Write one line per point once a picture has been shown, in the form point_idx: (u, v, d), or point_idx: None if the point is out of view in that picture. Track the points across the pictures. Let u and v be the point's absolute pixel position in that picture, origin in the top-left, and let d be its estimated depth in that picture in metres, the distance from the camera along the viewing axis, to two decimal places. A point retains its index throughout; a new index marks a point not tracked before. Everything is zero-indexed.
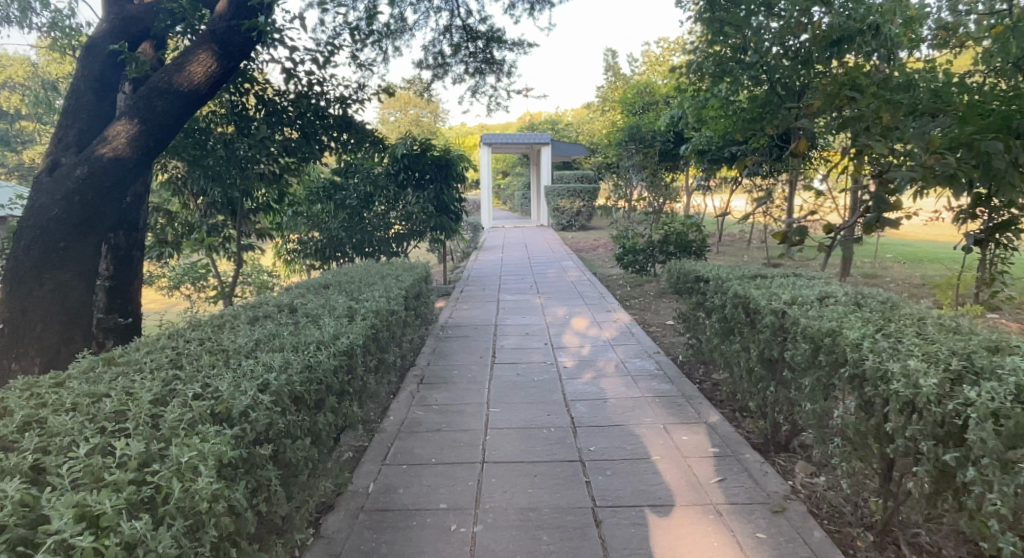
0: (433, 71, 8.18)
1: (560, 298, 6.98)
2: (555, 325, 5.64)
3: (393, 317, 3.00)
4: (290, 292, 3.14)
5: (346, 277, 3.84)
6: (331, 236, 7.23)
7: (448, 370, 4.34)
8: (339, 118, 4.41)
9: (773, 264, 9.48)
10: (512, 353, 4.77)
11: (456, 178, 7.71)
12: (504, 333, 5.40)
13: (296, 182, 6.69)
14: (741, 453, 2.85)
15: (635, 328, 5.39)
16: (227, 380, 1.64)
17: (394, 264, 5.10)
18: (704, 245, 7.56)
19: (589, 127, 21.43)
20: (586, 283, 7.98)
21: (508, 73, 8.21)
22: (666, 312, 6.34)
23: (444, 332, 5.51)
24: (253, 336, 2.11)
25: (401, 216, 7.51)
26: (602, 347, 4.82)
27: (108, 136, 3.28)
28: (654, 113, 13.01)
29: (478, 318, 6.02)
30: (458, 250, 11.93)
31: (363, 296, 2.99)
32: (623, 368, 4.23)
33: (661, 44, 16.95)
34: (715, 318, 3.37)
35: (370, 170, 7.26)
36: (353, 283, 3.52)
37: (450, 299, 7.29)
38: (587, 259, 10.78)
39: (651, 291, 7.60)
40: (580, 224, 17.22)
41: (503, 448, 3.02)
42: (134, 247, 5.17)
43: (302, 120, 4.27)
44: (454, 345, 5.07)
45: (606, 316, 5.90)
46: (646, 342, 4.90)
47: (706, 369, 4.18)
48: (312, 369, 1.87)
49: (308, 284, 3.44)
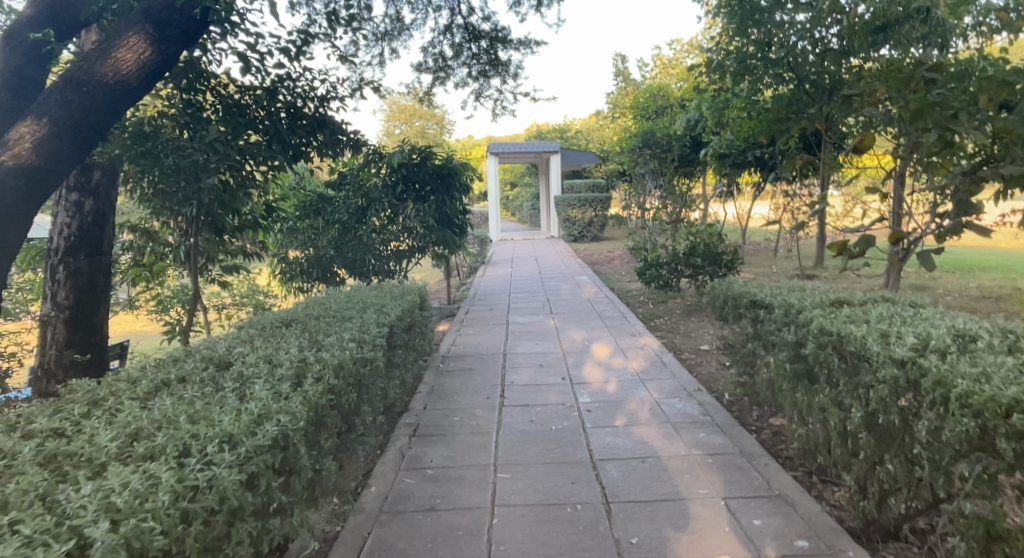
0: (434, 74, 7.52)
1: (576, 319, 6.24)
2: (572, 353, 4.90)
3: (370, 368, 2.29)
4: (236, 336, 2.44)
5: (319, 309, 3.12)
6: (325, 254, 6.58)
7: (448, 417, 3.60)
8: (315, 119, 3.74)
9: (807, 275, 8.71)
10: (524, 392, 4.02)
11: (460, 188, 7.06)
12: (514, 365, 4.65)
13: (279, 190, 6.05)
14: (840, 549, 2.10)
15: (667, 357, 4.64)
16: (19, 540, 0.92)
17: (386, 287, 4.39)
18: (735, 259, 6.81)
19: (600, 134, 20.80)
20: (605, 301, 7.25)
21: (514, 75, 7.55)
22: (699, 335, 5.60)
23: (446, 364, 4.76)
24: (132, 423, 1.39)
25: (400, 231, 6.83)
26: (630, 383, 4.07)
27: (9, 139, 2.57)
28: (671, 118, 12.95)
29: (485, 346, 5.27)
30: (464, 265, 11.24)
31: (329, 340, 2.28)
32: (659, 412, 3.48)
33: (674, 47, 16.35)
34: (784, 355, 2.64)
35: (366, 181, 6.61)
36: (326, 321, 2.79)
37: (455, 321, 6.58)
38: (602, 272, 10.04)
39: (678, 310, 6.85)
40: (592, 234, 16.48)
41: (516, 539, 2.28)
42: (93, 273, 4.40)
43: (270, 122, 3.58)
44: (456, 382, 4.31)
45: (632, 342, 5.16)
46: (683, 376, 4.14)
47: (762, 412, 3.43)
48: (201, 491, 1.15)
49: (267, 324, 2.74)
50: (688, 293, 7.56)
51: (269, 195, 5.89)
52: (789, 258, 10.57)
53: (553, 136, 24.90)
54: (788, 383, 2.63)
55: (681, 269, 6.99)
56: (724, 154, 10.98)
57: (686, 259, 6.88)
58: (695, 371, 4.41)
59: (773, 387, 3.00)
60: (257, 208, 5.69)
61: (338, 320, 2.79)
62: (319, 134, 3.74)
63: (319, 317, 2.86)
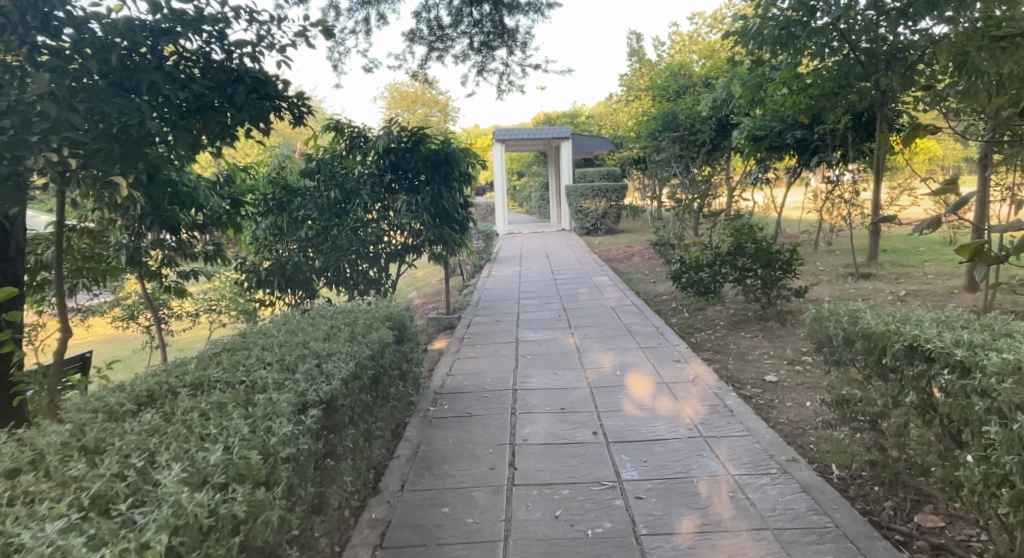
0: (429, 46, 6.33)
1: (602, 337, 5.07)
2: (601, 391, 3.74)
3: (248, 531, 1.15)
4: (21, 452, 1.32)
5: (227, 366, 1.98)
6: (296, 255, 5.23)
7: (436, 508, 2.47)
8: (232, 74, 2.50)
9: (863, 275, 7.56)
10: (542, 459, 2.87)
11: (459, 177, 5.94)
12: (528, 410, 3.52)
13: (240, 180, 4.93)
14: None
15: (730, 399, 3.47)
16: None
17: (359, 311, 3.25)
18: (792, 259, 5.50)
19: (613, 119, 19.63)
20: (632, 311, 6.09)
21: (523, 45, 6.36)
22: (759, 362, 4.46)
23: (437, 408, 3.60)
24: None
25: (389, 226, 5.65)
26: (691, 445, 2.91)
27: None
28: (694, 99, 11.80)
29: (489, 379, 4.11)
30: (467, 263, 10.11)
31: (166, 478, 1.15)
32: (749, 508, 2.32)
33: (694, 22, 15.27)
34: (1011, 464, 1.48)
35: (349, 170, 5.48)
36: (210, 405, 1.62)
37: (454, 338, 5.46)
38: (623, 272, 8.91)
39: (722, 323, 5.70)
40: (606, 227, 15.28)
41: None
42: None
43: (167, 74, 2.28)
44: (449, 440, 3.15)
45: (678, 373, 4.00)
46: (763, 433, 2.98)
47: (902, 507, 2.29)
48: None
49: (111, 410, 1.60)
50: (731, 300, 6.39)
51: (230, 187, 4.80)
52: (834, 253, 9.38)
53: (562, 122, 23.69)
54: (1017, 510, 1.48)
55: (725, 272, 5.79)
56: (759, 136, 9.62)
57: (732, 260, 5.66)
58: (773, 425, 3.25)
59: (955, 491, 1.85)
60: (220, 204, 4.63)
61: (230, 403, 1.62)
62: (232, 93, 2.49)
63: (208, 394, 1.70)
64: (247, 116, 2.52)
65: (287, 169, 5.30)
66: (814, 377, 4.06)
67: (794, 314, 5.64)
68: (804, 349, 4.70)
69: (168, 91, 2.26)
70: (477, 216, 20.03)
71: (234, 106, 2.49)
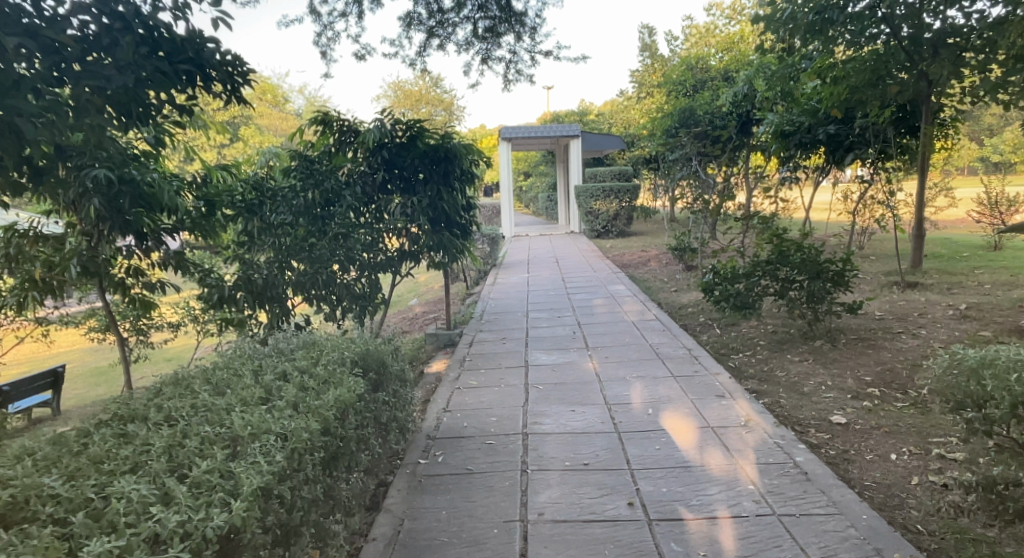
0: (429, 31, 5.61)
1: (625, 362, 4.34)
2: (632, 439, 3.02)
3: None
4: None
5: (83, 464, 1.30)
6: (268, 266, 4.45)
7: None
8: (119, 20, 2.01)
9: (911, 283, 6.84)
10: (564, 548, 2.15)
11: (461, 176, 5.24)
12: (544, 466, 2.80)
13: (217, 181, 4.23)
14: None
15: (800, 455, 2.73)
16: None
17: (329, 346, 2.54)
18: (845, 270, 4.76)
19: (624, 116, 18.94)
20: (657, 328, 5.35)
21: (534, 30, 5.66)
22: (817, 395, 3.74)
23: (429, 462, 2.88)
24: None
25: (381, 231, 4.95)
26: (762, 528, 2.19)
27: None
28: (712, 95, 11.09)
29: (494, 419, 3.38)
30: (471, 269, 9.41)
31: None
32: None
33: (712, 12, 14.60)
34: None
35: (337, 169, 4.77)
36: None
37: (454, 360, 4.74)
38: (641, 279, 8.19)
39: (762, 343, 4.96)
40: (618, 229, 14.55)
41: None
42: None
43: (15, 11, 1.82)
44: (441, 513, 2.42)
45: (725, 414, 3.26)
46: (857, 513, 2.24)
47: None
48: None
49: None
50: (767, 315, 5.66)
51: (204, 188, 4.15)
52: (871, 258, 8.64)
53: (570, 121, 23.01)
54: None
55: (765, 284, 5.04)
56: (787, 132, 8.96)
57: (774, 270, 4.91)
58: (858, 491, 2.51)
59: None
60: (191, 205, 4.04)
61: None
62: (115, 42, 2.00)
63: (4, 542, 1.03)
64: (130, 76, 2.00)
65: (274, 168, 4.58)
66: (890, 419, 3.33)
67: (845, 333, 4.91)
68: (867, 379, 3.97)
69: (22, 44, 1.79)
70: (483, 219, 19.36)
71: (118, 64, 2.00)
